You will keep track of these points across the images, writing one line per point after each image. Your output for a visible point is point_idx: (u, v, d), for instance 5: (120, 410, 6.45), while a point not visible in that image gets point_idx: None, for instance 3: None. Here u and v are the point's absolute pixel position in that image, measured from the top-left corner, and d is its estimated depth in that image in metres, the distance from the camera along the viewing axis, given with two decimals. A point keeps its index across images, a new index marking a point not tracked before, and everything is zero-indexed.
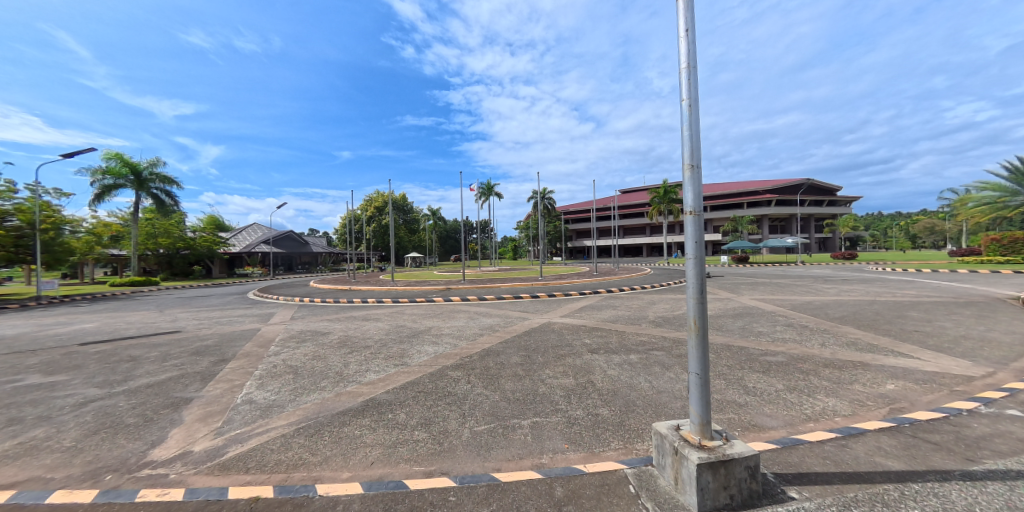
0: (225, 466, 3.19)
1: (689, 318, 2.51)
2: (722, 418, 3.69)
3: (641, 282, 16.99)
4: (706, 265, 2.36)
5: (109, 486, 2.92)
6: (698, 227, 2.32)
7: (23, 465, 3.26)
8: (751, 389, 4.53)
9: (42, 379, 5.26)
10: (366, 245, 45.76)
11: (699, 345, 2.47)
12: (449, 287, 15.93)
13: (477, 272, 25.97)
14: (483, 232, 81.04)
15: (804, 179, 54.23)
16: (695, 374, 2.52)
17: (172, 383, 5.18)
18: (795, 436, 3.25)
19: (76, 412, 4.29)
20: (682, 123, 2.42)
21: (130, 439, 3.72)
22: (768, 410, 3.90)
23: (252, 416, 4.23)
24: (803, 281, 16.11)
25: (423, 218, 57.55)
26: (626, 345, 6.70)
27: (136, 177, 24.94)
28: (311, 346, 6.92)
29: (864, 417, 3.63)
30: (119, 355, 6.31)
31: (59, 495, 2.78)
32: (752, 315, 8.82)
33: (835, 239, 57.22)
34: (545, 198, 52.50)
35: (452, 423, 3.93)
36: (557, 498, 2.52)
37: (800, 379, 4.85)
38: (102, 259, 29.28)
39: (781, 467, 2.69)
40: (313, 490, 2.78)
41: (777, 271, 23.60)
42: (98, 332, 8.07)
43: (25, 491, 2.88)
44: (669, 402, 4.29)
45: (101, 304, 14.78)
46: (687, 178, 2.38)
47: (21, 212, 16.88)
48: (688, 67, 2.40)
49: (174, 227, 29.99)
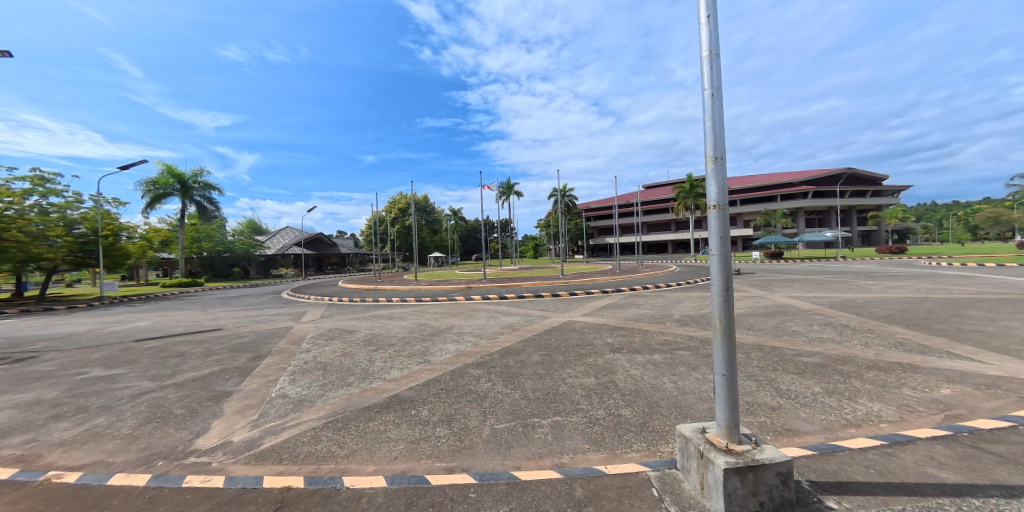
0: (260, 456, 3.41)
1: (715, 316, 2.46)
2: (752, 422, 3.56)
3: (667, 280, 16.53)
4: (733, 261, 2.31)
5: (159, 471, 3.20)
6: (723, 221, 2.28)
7: (89, 449, 3.62)
8: (785, 392, 4.33)
9: (104, 372, 5.81)
10: (392, 246, 47.52)
11: (725, 344, 2.40)
12: (470, 286, 16.11)
13: (498, 271, 26.22)
14: (503, 231, 81.48)
15: (845, 169, 51.26)
16: (721, 375, 2.46)
17: (215, 377, 5.57)
18: (834, 443, 3.08)
19: (132, 403, 4.71)
20: (704, 114, 2.39)
21: (178, 428, 4.04)
22: (804, 413, 3.71)
23: (285, 409, 4.49)
24: (844, 276, 15.16)
25: (445, 218, 58.94)
26: (649, 344, 6.56)
27: (181, 185, 26.83)
28: (338, 343, 7.23)
29: (915, 424, 3.39)
30: (168, 351, 6.85)
31: (118, 478, 3.09)
32: (786, 314, 8.37)
33: (881, 232, 53.29)
34: (564, 197, 52.10)
35: (472, 420, 4.00)
36: (576, 499, 2.52)
37: (840, 382, 4.58)
38: (154, 263, 31.85)
39: (817, 475, 2.56)
40: (340, 482, 2.92)
41: (816, 267, 22.18)
42: (149, 330, 8.78)
43: (90, 472, 3.21)
44: (695, 404, 4.17)
45: (151, 304, 16.04)
46: (711, 170, 2.35)
47: (87, 220, 18.66)
48: (711, 55, 2.35)
49: (215, 230, 32.14)
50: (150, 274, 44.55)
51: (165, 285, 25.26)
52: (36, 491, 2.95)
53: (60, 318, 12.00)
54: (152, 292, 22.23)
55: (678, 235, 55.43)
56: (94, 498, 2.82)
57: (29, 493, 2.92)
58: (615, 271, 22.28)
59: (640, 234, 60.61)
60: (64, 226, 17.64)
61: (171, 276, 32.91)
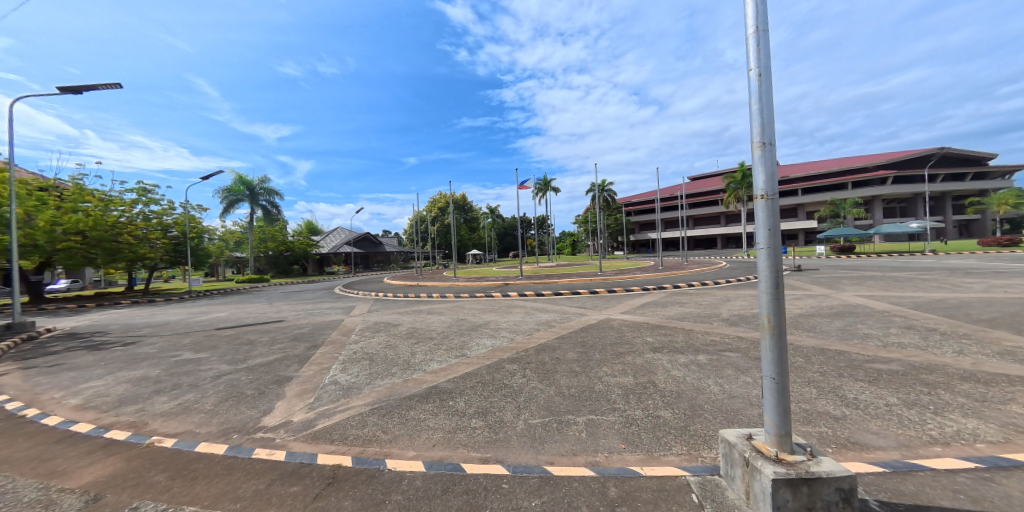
0: (316, 436, 3.77)
1: (763, 315, 2.30)
2: (810, 432, 3.26)
3: (716, 276, 15.50)
4: (782, 256, 2.14)
5: (235, 443, 3.68)
6: (772, 213, 2.13)
7: (183, 420, 4.25)
8: (853, 401, 3.91)
9: (192, 355, 6.75)
10: (432, 243, 49.49)
11: (774, 345, 2.24)
12: (507, 282, 16.32)
13: (535, 267, 26.21)
14: (542, 227, 81.03)
15: (942, 148, 44.41)
16: (770, 379, 2.30)
17: (279, 363, 6.24)
18: (911, 461, 2.74)
19: (214, 382, 5.43)
20: (751, 96, 2.25)
21: (250, 407, 4.60)
22: (874, 426, 3.34)
23: (337, 395, 4.91)
24: (934, 274, 13.16)
25: (483, 216, 59.94)
26: (693, 344, 6.22)
27: (250, 192, 30.05)
28: (384, 335, 7.72)
29: (1022, 447, 2.90)
30: (241, 339, 7.79)
31: (204, 446, 3.61)
32: (857, 315, 7.48)
33: (985, 221, 44.94)
34: (603, 191, 50.80)
35: (507, 414, 4.11)
36: (609, 498, 2.52)
37: (925, 393, 4.03)
38: (229, 260, 35.94)
39: (888, 496, 2.30)
40: (383, 464, 3.16)
41: (897, 263, 19.55)
42: (226, 320, 10.03)
43: (183, 440, 3.79)
44: (744, 409, 3.90)
45: (226, 297, 18.17)
46: (758, 157, 2.20)
47: (178, 225, 21.52)
48: (758, 32, 2.21)
49: (280, 231, 35.50)
50: (226, 270, 50.30)
51: (239, 281, 28.48)
52: (144, 451, 3.55)
53: (157, 309, 14.07)
54: (228, 287, 25.18)
55: (728, 229, 51.85)
56: (186, 461, 3.34)
57: (140, 453, 3.53)
58: (658, 267, 21.26)
59: (687, 227, 57.41)
60: (161, 230, 20.57)
61: (243, 273, 36.91)
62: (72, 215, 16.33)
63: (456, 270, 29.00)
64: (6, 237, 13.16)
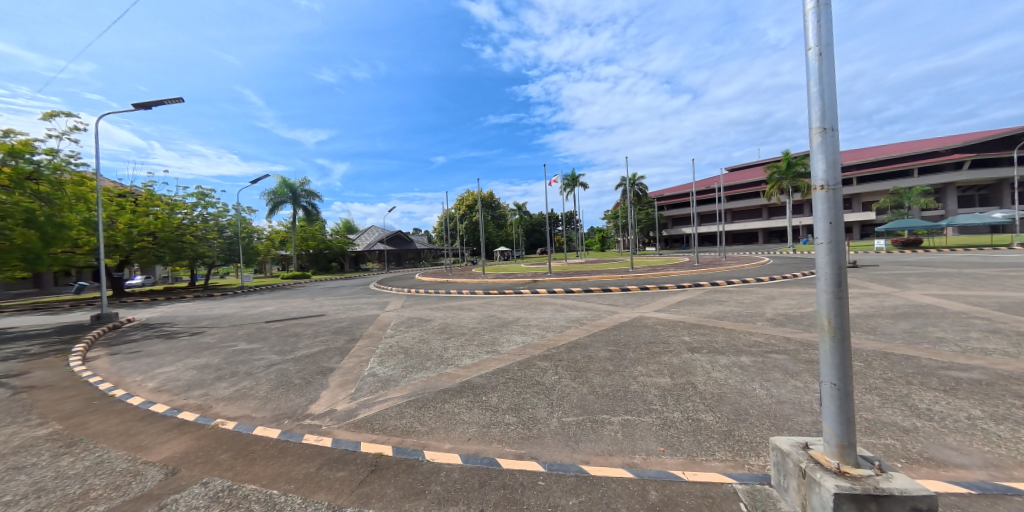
0: (358, 425, 3.92)
1: (822, 316, 2.09)
2: (874, 443, 2.96)
3: (759, 273, 14.59)
4: (846, 250, 1.93)
5: (286, 428, 3.89)
6: (832, 203, 1.93)
7: (241, 405, 4.57)
8: (925, 412, 3.52)
9: (246, 345, 7.27)
10: (461, 240, 50.32)
11: (836, 348, 2.02)
12: (536, 279, 16.23)
13: (564, 264, 25.88)
14: (571, 224, 79.97)
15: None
16: (830, 384, 2.08)
17: (322, 354, 6.56)
18: (1002, 483, 2.41)
19: (265, 371, 5.80)
20: (810, 77, 2.04)
21: (297, 395, 4.86)
22: (953, 442, 2.97)
23: (375, 386, 5.08)
24: (1018, 271, 11.66)
25: (511, 213, 60.10)
26: (735, 345, 5.87)
27: (292, 193, 31.89)
28: (417, 330, 7.91)
29: None
30: (288, 331, 8.29)
31: (259, 430, 3.85)
32: (927, 316, 6.75)
33: None
34: (635, 186, 49.43)
35: (540, 410, 4.07)
36: (649, 501, 2.41)
37: (1015, 406, 3.55)
38: (275, 258, 38.47)
39: None
40: (422, 455, 3.22)
41: (970, 258, 17.53)
42: (274, 313, 10.72)
43: (241, 423, 4.07)
44: (795, 415, 3.62)
45: (272, 293, 19.47)
46: (817, 143, 2.00)
47: (231, 226, 23.37)
48: (819, 6, 2.01)
49: (319, 231, 37.45)
50: (273, 267, 53.82)
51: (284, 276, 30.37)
52: (209, 432, 3.84)
53: (213, 303, 15.35)
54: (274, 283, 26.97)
55: (774, 223, 48.75)
56: (245, 443, 3.57)
57: (206, 433, 3.83)
58: (694, 264, 20.39)
59: (728, 222, 54.56)
60: (217, 230, 22.46)
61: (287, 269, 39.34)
62: (144, 219, 17.99)
63: (485, 266, 29.34)
64: (90, 237, 14.91)
